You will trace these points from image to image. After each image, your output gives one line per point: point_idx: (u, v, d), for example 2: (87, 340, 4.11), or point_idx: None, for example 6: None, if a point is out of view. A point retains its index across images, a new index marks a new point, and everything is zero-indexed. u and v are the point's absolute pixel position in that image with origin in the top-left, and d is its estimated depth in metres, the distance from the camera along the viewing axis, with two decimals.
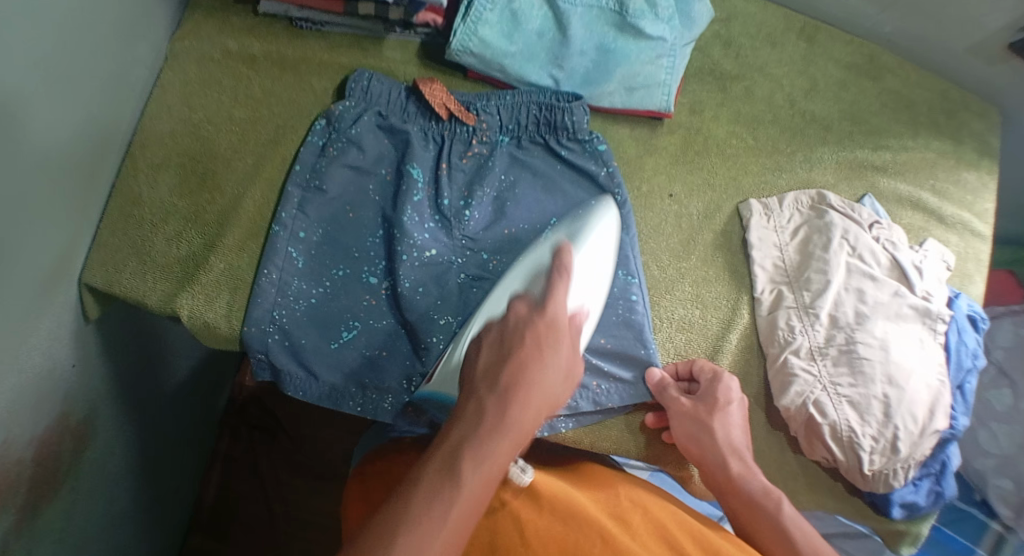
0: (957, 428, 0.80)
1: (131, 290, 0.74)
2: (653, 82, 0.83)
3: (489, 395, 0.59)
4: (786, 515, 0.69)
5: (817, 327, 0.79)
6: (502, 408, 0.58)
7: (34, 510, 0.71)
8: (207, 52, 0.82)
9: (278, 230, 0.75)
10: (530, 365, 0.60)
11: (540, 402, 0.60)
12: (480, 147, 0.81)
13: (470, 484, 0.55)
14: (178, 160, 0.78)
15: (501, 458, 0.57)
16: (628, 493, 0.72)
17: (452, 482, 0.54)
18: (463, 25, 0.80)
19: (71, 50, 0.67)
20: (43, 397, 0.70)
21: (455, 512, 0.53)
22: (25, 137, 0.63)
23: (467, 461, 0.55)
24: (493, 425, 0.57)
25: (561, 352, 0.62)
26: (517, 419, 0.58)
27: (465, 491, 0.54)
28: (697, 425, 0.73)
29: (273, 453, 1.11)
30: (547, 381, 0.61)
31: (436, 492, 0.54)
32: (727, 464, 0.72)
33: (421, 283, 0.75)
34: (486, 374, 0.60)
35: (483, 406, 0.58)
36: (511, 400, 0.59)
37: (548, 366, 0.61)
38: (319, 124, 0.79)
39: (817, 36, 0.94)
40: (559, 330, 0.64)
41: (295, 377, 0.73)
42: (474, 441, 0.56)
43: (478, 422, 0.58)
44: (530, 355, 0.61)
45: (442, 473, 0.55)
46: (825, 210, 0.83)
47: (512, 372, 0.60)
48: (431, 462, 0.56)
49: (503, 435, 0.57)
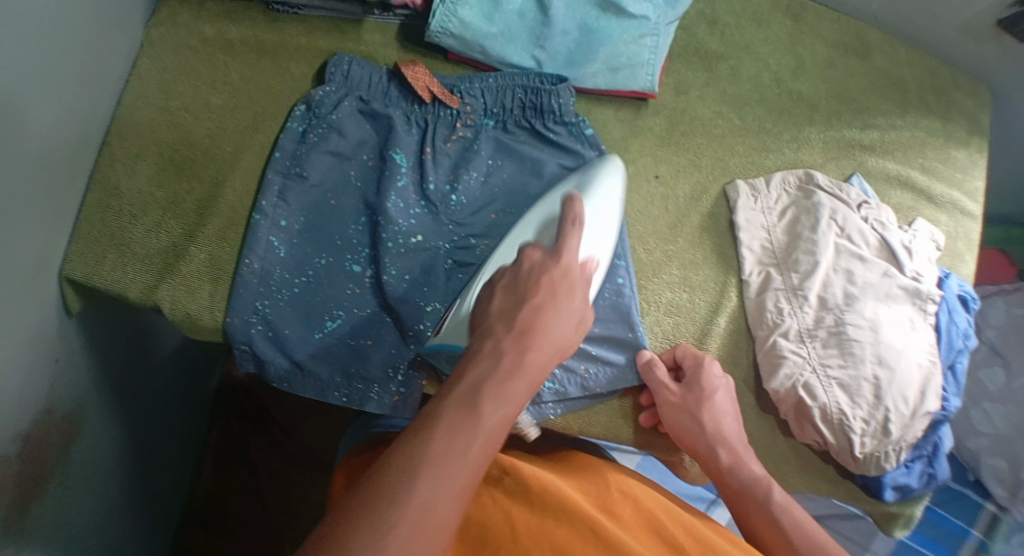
0: (948, 410, 0.79)
1: (111, 282, 0.73)
2: (637, 62, 0.82)
3: (506, 335, 0.57)
4: (777, 504, 0.69)
5: (806, 309, 0.78)
6: (519, 351, 0.57)
7: (22, 506, 0.70)
8: (183, 39, 0.81)
9: (258, 219, 0.74)
10: (547, 307, 0.59)
11: (553, 345, 0.58)
12: (464, 131, 0.80)
13: (488, 423, 0.53)
14: (157, 149, 0.77)
15: (517, 399, 0.55)
16: (617, 482, 0.71)
17: (470, 421, 0.53)
18: (443, 6, 0.79)
19: (43, 38, 0.66)
20: (26, 393, 0.69)
21: (475, 448, 0.52)
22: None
23: (485, 400, 0.54)
24: (509, 365, 0.56)
25: (577, 297, 0.61)
26: (532, 362, 0.57)
27: (481, 432, 0.53)
28: (686, 415, 0.73)
29: (263, 446, 1.11)
30: (561, 326, 0.59)
31: (455, 430, 0.52)
32: (716, 454, 0.73)
33: (406, 270, 0.74)
34: (500, 317, 0.59)
35: (499, 348, 0.57)
36: (526, 343, 0.57)
37: (564, 309, 0.60)
38: (299, 110, 0.78)
39: (803, 14, 0.92)
40: (574, 277, 0.62)
41: (280, 367, 0.72)
42: (490, 381, 0.55)
43: (494, 360, 0.56)
44: (546, 299, 0.59)
45: (461, 410, 0.53)
46: (814, 190, 0.83)
47: (527, 316, 0.58)
48: (447, 399, 0.54)
49: (519, 377, 0.56)
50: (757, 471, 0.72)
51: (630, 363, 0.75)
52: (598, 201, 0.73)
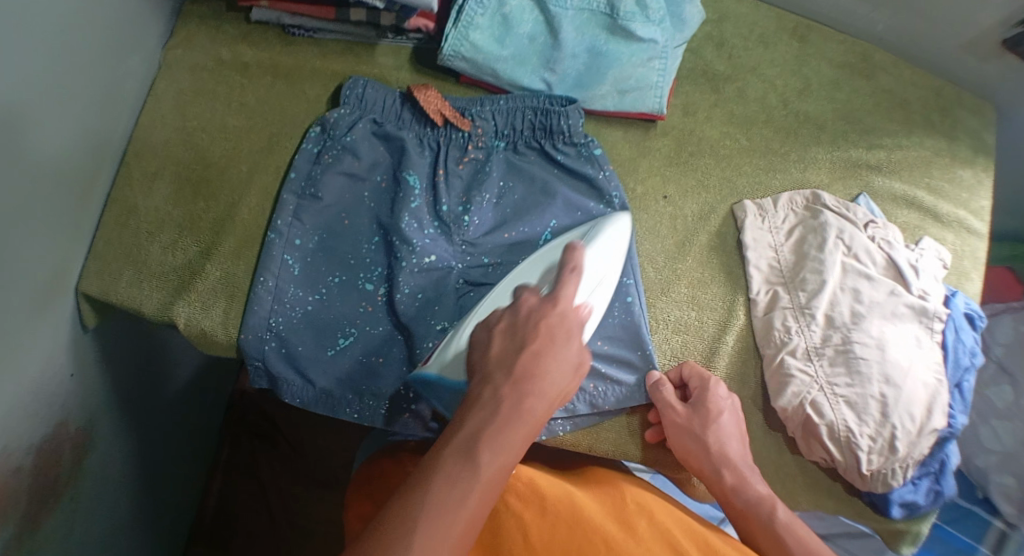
0: (955, 427, 0.80)
1: (127, 299, 0.74)
2: (645, 84, 0.83)
3: (504, 381, 0.60)
4: (778, 521, 0.70)
5: (813, 327, 0.79)
6: (516, 397, 0.59)
7: (33, 519, 0.71)
8: (200, 61, 0.83)
9: (274, 238, 0.75)
10: (545, 353, 0.61)
11: (549, 390, 0.61)
12: (476, 153, 0.81)
13: (486, 475, 0.55)
14: (173, 168, 0.79)
15: (515, 448, 0.57)
16: (634, 495, 0.71)
17: (469, 474, 0.55)
18: (455, 30, 0.80)
19: (63, 61, 0.67)
20: (40, 407, 0.70)
21: (473, 500, 0.54)
22: (18, 149, 0.63)
23: (483, 451, 0.56)
24: (507, 411, 0.58)
25: (573, 344, 0.64)
26: (529, 410, 0.59)
27: (481, 479, 0.55)
28: (691, 437, 0.74)
29: (272, 460, 1.11)
30: (559, 370, 0.62)
31: (455, 484, 0.54)
32: (721, 475, 0.73)
33: (419, 290, 0.76)
34: (500, 360, 0.61)
35: (499, 395, 0.59)
36: (524, 392, 0.59)
37: (563, 356, 0.62)
38: (314, 131, 0.79)
39: (810, 36, 0.94)
40: (570, 323, 0.65)
41: (292, 383, 0.73)
42: (489, 432, 0.57)
43: (494, 408, 0.58)
44: (546, 345, 0.62)
45: (460, 461, 0.55)
46: (820, 210, 0.83)
47: (525, 363, 0.61)
48: (447, 450, 0.56)
49: (516, 425, 0.58)
50: (762, 490, 0.73)
51: (638, 382, 0.77)
52: (599, 246, 0.74)
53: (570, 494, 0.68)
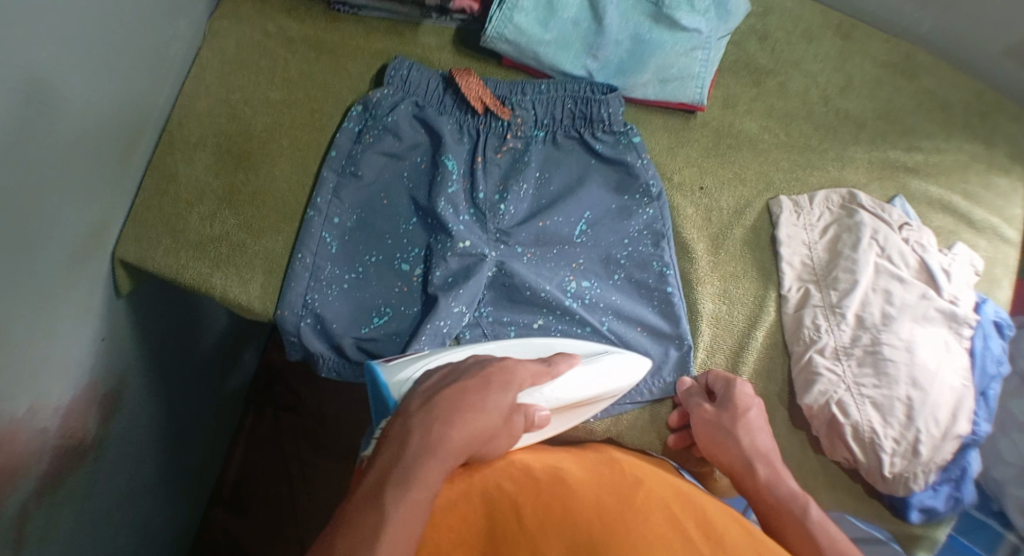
0: (979, 434, 0.79)
1: (164, 267, 0.75)
2: (686, 74, 0.82)
3: (415, 416, 0.61)
4: (811, 519, 0.65)
5: (843, 327, 0.79)
6: (427, 432, 0.59)
7: (58, 478, 0.72)
8: (247, 33, 0.83)
9: (313, 215, 0.76)
10: (466, 391, 0.63)
11: (475, 424, 0.61)
12: (515, 141, 0.81)
13: (400, 510, 0.54)
14: (214, 139, 0.79)
15: (429, 480, 0.57)
16: (633, 471, 0.68)
17: (376, 514, 0.54)
18: (499, 11, 0.80)
19: (107, 26, 0.68)
20: (70, 368, 0.71)
21: (385, 539, 0.52)
22: (54, 102, 0.63)
23: (389, 491, 0.55)
24: (419, 445, 0.59)
25: (506, 394, 0.65)
26: (444, 439, 0.59)
27: (392, 520, 0.54)
28: (720, 431, 0.74)
29: (295, 431, 1.12)
30: (485, 405, 0.63)
31: (363, 526, 0.53)
32: (754, 470, 0.72)
33: (452, 273, 0.76)
34: (418, 402, 0.63)
35: (409, 434, 0.60)
36: (435, 425, 0.60)
37: (488, 397, 0.64)
38: (356, 110, 0.79)
39: (854, 33, 0.92)
40: (512, 373, 0.67)
41: (328, 358, 0.74)
42: (397, 468, 0.57)
43: (403, 445, 0.59)
44: (467, 386, 0.63)
45: (368, 506, 0.55)
46: (856, 210, 0.83)
47: (445, 399, 0.62)
48: (357, 500, 0.56)
49: (427, 457, 0.58)
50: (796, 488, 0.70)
51: (677, 380, 0.79)
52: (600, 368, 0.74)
53: (561, 474, 0.65)
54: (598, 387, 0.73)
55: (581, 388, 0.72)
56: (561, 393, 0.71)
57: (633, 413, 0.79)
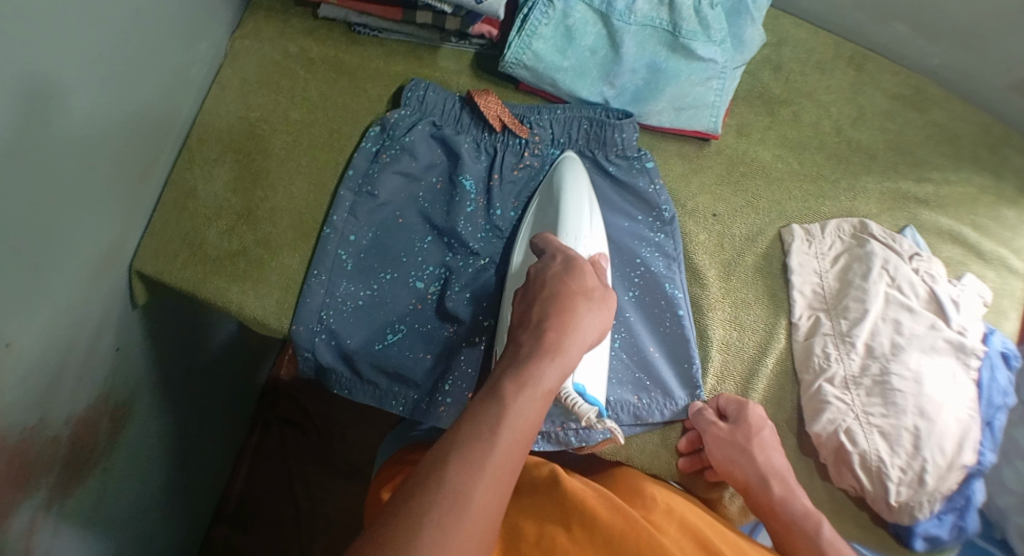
0: (984, 465, 0.79)
1: (181, 281, 0.75)
2: (702, 103, 0.84)
3: (525, 329, 0.61)
4: (823, 539, 0.67)
5: (852, 355, 0.79)
6: (540, 338, 0.59)
7: (66, 488, 0.72)
8: (267, 53, 0.84)
9: (329, 233, 0.77)
10: (560, 294, 0.62)
11: (579, 327, 0.61)
12: (532, 159, 0.82)
13: (517, 401, 0.55)
14: (233, 156, 0.80)
15: (549, 378, 0.57)
16: (665, 498, 0.71)
17: (497, 410, 0.54)
18: (518, 38, 0.81)
19: (132, 43, 0.69)
20: (84, 378, 0.71)
21: (505, 434, 0.53)
22: (72, 121, 0.63)
23: (508, 385, 0.56)
24: (533, 349, 0.59)
25: (588, 278, 0.64)
26: (560, 345, 0.59)
27: (511, 413, 0.54)
28: (736, 449, 0.74)
29: (299, 448, 1.13)
30: (585, 310, 0.62)
31: (483, 419, 0.53)
32: (768, 486, 0.73)
33: (468, 290, 0.77)
34: (520, 322, 0.62)
35: (519, 345, 0.60)
36: (546, 329, 0.60)
37: (579, 295, 0.63)
38: (374, 130, 0.81)
39: (866, 65, 0.94)
40: (585, 267, 0.65)
41: (341, 376, 0.75)
42: (516, 369, 0.57)
43: (517, 351, 0.59)
44: (561, 295, 0.62)
45: (487, 400, 0.55)
46: (867, 239, 0.84)
47: (547, 307, 0.61)
48: (475, 397, 0.56)
49: (545, 359, 0.58)
50: (807, 508, 0.71)
51: (691, 399, 0.78)
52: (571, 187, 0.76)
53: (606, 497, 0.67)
54: (587, 200, 0.76)
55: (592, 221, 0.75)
56: (592, 239, 0.73)
57: (642, 436, 0.79)
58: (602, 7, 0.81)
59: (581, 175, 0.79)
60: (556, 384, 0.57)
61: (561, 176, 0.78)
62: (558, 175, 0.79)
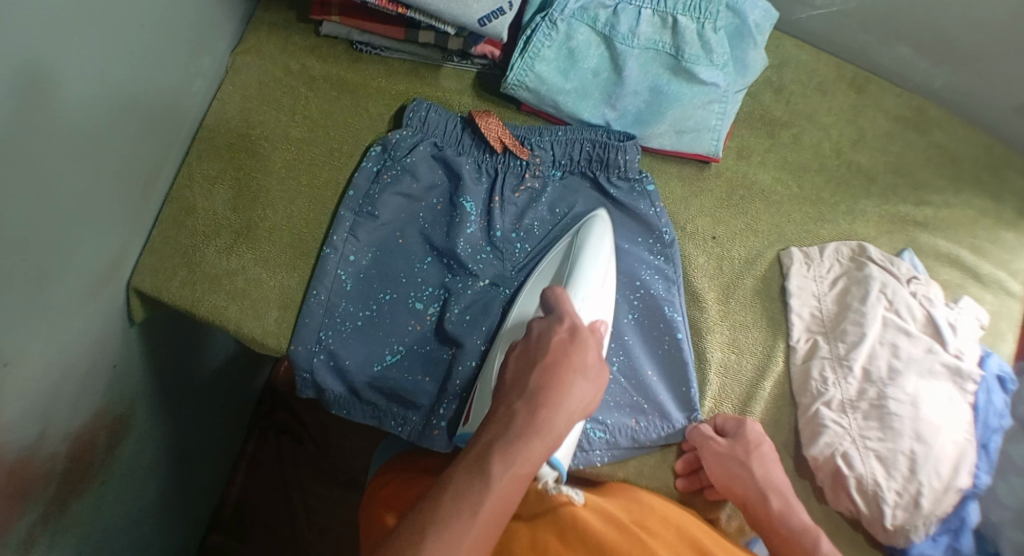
0: (978, 488, 0.78)
1: (179, 298, 0.75)
2: (703, 127, 0.84)
3: (517, 399, 0.61)
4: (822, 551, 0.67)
5: (850, 380, 0.79)
6: (530, 413, 0.59)
7: (63, 503, 0.71)
8: (268, 70, 0.84)
9: (329, 253, 0.76)
10: (557, 365, 0.62)
11: (569, 405, 0.61)
12: (533, 181, 0.83)
13: (497, 484, 0.56)
14: (233, 174, 0.80)
15: (530, 459, 0.57)
16: (656, 508, 0.71)
17: (478, 486, 0.56)
18: (521, 59, 0.81)
19: (134, 61, 0.69)
20: (82, 394, 0.71)
21: (481, 515, 0.55)
22: (71, 143, 0.63)
23: (493, 463, 0.57)
24: (522, 427, 0.59)
25: (589, 353, 0.63)
26: (546, 425, 0.59)
27: (489, 497, 0.55)
28: (735, 463, 0.75)
29: (297, 456, 1.13)
30: (579, 388, 0.61)
31: (463, 500, 0.55)
32: (766, 500, 0.73)
33: (468, 311, 0.77)
34: (514, 386, 0.62)
35: (512, 413, 0.60)
36: (537, 406, 0.60)
37: (575, 376, 0.61)
38: (375, 150, 0.81)
39: (867, 87, 0.94)
40: (586, 336, 0.64)
41: (339, 396, 0.75)
42: (502, 444, 0.58)
43: (506, 423, 0.59)
44: (558, 368, 0.62)
45: (472, 472, 0.57)
46: (866, 263, 0.84)
47: (540, 381, 0.61)
48: (459, 466, 0.58)
49: (532, 439, 0.58)
50: (806, 520, 0.71)
51: (687, 422, 0.79)
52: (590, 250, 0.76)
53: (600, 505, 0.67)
54: (605, 262, 0.76)
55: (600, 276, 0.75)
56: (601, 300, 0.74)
57: (640, 458, 0.79)
58: (605, 30, 0.82)
59: (606, 235, 0.78)
60: (539, 464, 0.58)
61: (585, 235, 0.78)
62: (581, 232, 0.78)
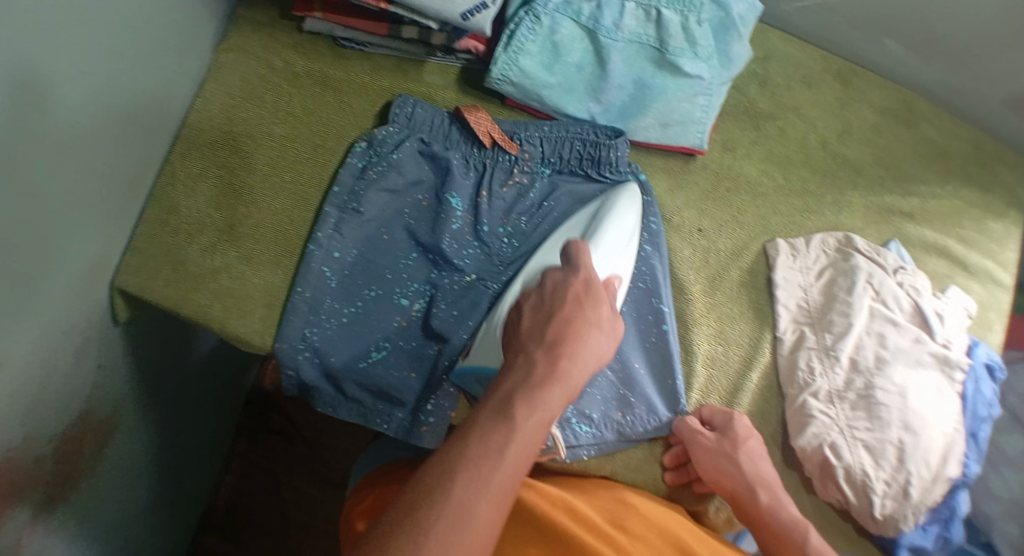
0: (969, 476, 0.79)
1: (165, 298, 0.75)
2: (688, 120, 0.84)
3: (536, 347, 0.60)
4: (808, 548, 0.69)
5: (837, 370, 0.79)
6: (550, 359, 0.59)
7: (53, 503, 0.72)
8: (251, 67, 0.84)
9: (314, 250, 0.76)
10: (574, 316, 0.62)
11: (584, 353, 0.61)
12: (521, 176, 0.83)
13: (524, 426, 0.55)
14: (217, 172, 0.80)
15: (552, 403, 0.57)
16: (637, 503, 0.72)
17: (504, 427, 0.54)
18: (505, 54, 0.81)
19: (117, 59, 0.68)
20: (69, 395, 0.71)
21: (510, 455, 0.53)
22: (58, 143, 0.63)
23: (518, 406, 0.55)
24: (543, 370, 0.58)
25: (603, 308, 0.64)
26: (566, 372, 0.59)
27: (518, 435, 0.54)
28: (723, 457, 0.75)
29: (288, 458, 1.13)
30: (593, 338, 0.62)
31: (490, 438, 0.53)
32: (754, 495, 0.74)
33: (455, 307, 0.77)
34: (530, 335, 0.61)
35: (531, 360, 0.59)
36: (557, 353, 0.59)
37: (590, 328, 0.62)
38: (360, 146, 0.81)
39: (853, 80, 0.94)
40: (598, 289, 0.65)
41: (325, 394, 0.75)
42: (524, 388, 0.57)
43: (527, 370, 0.58)
44: (574, 319, 0.62)
45: (496, 416, 0.55)
46: (852, 253, 0.84)
47: (557, 332, 0.61)
48: (481, 412, 0.56)
49: (553, 384, 0.57)
50: (793, 514, 0.72)
51: (673, 415, 0.78)
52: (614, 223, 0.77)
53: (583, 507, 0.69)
54: (627, 231, 0.78)
55: (614, 231, 0.76)
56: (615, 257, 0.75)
57: (628, 451, 0.79)
58: (589, 23, 0.82)
59: (631, 209, 0.79)
60: (560, 410, 0.57)
61: (613, 202, 0.79)
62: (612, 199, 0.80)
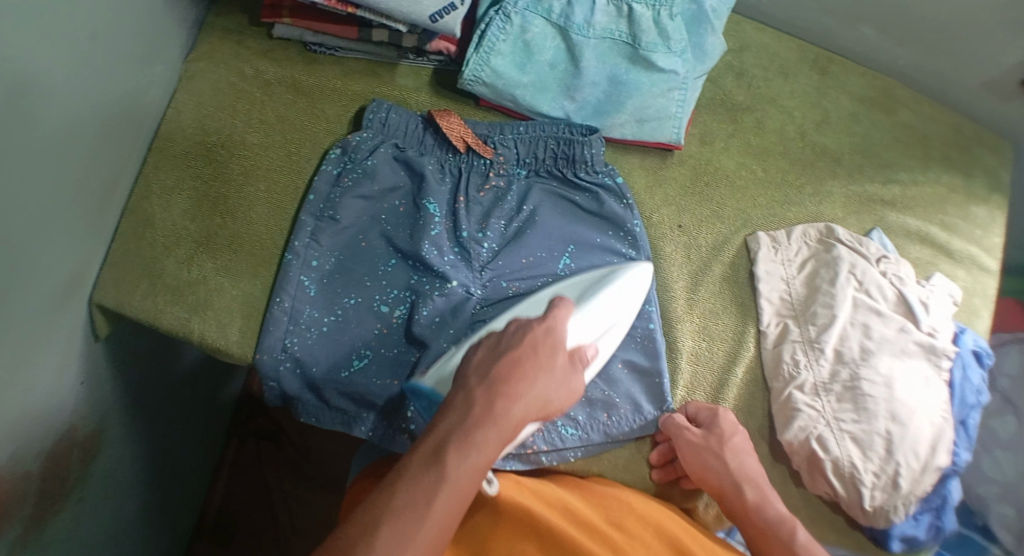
0: (959, 465, 0.79)
1: (142, 312, 0.74)
2: (664, 115, 0.83)
3: (476, 383, 0.60)
4: (799, 544, 0.68)
5: (821, 362, 0.79)
6: (490, 398, 0.59)
7: (40, 522, 0.70)
8: (222, 76, 0.83)
9: (291, 259, 0.76)
10: (523, 360, 0.61)
11: (532, 396, 0.60)
12: (497, 179, 0.82)
13: (454, 476, 0.55)
14: (192, 183, 0.79)
15: (486, 449, 0.57)
16: (626, 502, 0.72)
17: (433, 477, 0.55)
18: (476, 55, 0.80)
19: (88, 71, 0.67)
20: (51, 413, 0.70)
21: (438, 506, 0.54)
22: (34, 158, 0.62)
23: (450, 454, 0.56)
24: (481, 412, 0.58)
25: (557, 354, 0.64)
26: (505, 414, 0.59)
27: (447, 485, 0.55)
28: (708, 453, 0.74)
29: (277, 462, 1.12)
30: (542, 380, 0.62)
31: (419, 489, 0.54)
32: (742, 491, 0.73)
33: (437, 314, 0.76)
34: (474, 373, 0.61)
35: (470, 396, 0.59)
36: (500, 394, 0.59)
37: (539, 373, 0.61)
38: (335, 152, 0.80)
39: (830, 69, 0.94)
40: (556, 335, 0.65)
41: (309, 404, 0.74)
42: (460, 431, 0.57)
43: (464, 410, 0.58)
44: (523, 360, 0.61)
45: (427, 464, 0.55)
46: (834, 244, 0.84)
47: (503, 372, 0.60)
48: (414, 456, 0.56)
49: (489, 427, 0.58)
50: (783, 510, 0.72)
51: (659, 413, 0.78)
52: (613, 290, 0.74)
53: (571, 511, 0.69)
54: (625, 298, 0.75)
55: (610, 297, 0.73)
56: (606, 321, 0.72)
57: (614, 451, 0.79)
58: (560, 21, 0.81)
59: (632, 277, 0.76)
60: (495, 454, 0.58)
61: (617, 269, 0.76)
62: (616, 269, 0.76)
